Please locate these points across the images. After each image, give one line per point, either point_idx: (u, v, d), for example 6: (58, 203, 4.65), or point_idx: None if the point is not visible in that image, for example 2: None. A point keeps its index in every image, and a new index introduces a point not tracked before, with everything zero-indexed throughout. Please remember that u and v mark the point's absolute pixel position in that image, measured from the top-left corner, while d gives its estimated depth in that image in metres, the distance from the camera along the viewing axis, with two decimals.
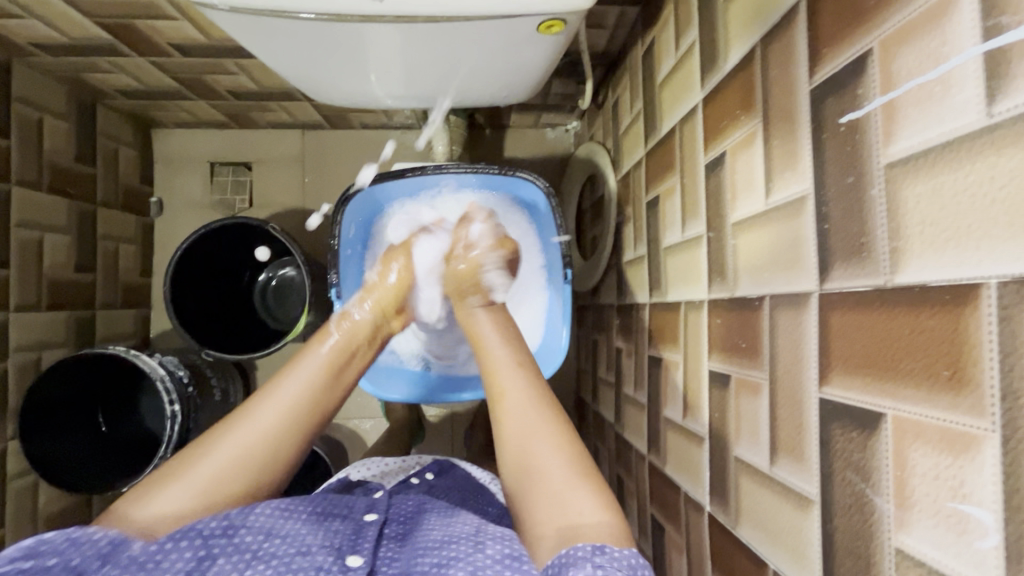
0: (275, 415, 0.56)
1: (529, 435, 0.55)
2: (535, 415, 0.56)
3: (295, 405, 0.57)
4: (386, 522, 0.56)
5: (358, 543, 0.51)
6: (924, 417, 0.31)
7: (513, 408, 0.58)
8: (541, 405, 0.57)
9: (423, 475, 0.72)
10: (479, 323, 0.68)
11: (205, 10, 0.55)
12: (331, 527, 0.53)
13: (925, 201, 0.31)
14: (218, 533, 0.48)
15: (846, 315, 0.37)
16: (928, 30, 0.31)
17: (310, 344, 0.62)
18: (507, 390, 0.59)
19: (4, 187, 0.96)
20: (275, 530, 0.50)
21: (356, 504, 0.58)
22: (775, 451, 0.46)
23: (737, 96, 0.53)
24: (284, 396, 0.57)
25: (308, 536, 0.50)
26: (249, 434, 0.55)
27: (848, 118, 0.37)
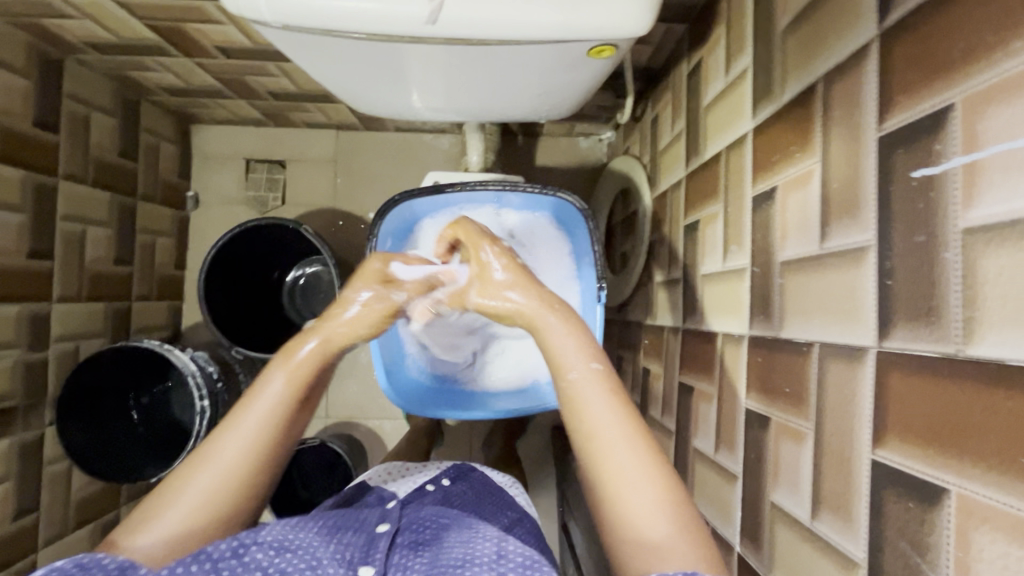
0: (235, 452, 0.52)
1: (613, 456, 0.47)
2: (618, 426, 0.49)
3: (258, 436, 0.53)
4: (398, 531, 0.57)
5: (371, 553, 0.53)
6: (994, 501, 0.29)
7: (599, 414, 0.50)
8: (621, 406, 0.50)
9: (439, 482, 0.70)
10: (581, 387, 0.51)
11: (257, 27, 0.55)
12: (343, 540, 0.54)
13: (1004, 274, 0.30)
14: (230, 556, 0.47)
15: (906, 378, 0.36)
16: (1021, 94, 0.29)
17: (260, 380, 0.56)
18: (595, 422, 0.49)
19: (51, 181, 0.99)
20: (286, 545, 0.50)
21: (369, 516, 0.60)
22: (817, 504, 0.45)
23: (793, 130, 0.51)
24: (243, 427, 0.53)
25: (318, 550, 0.51)
26: (219, 468, 0.51)
27: (923, 173, 0.35)
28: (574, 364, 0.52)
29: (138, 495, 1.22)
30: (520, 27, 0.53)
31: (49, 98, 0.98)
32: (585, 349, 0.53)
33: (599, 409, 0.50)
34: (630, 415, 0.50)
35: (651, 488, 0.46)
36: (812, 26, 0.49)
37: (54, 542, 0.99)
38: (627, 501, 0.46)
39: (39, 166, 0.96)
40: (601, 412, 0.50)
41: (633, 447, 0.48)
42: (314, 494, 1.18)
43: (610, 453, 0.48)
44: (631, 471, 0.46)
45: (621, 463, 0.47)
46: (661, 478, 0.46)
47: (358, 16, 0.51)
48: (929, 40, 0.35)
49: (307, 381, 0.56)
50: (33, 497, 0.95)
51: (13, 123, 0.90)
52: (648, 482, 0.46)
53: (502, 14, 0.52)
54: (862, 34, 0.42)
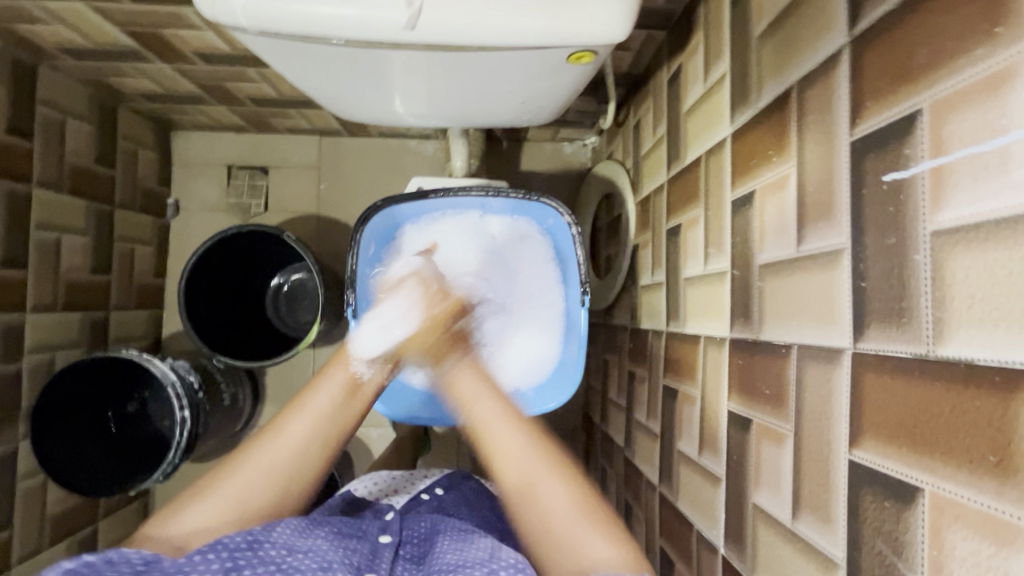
0: (301, 431, 0.56)
1: (531, 479, 0.51)
2: (523, 444, 0.53)
3: (323, 420, 0.57)
4: (399, 544, 0.57)
5: (376, 563, 0.52)
6: (965, 498, 0.30)
7: (501, 434, 0.54)
8: (519, 426, 0.55)
9: (433, 491, 0.69)
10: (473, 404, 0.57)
11: (234, 32, 0.55)
12: (350, 547, 0.53)
13: (971, 275, 0.30)
14: (244, 547, 0.46)
15: (879, 379, 0.36)
16: (985, 99, 0.30)
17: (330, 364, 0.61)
18: (498, 443, 0.54)
19: (25, 188, 0.97)
20: (297, 546, 0.48)
21: (370, 527, 0.59)
22: (797, 505, 0.45)
23: (769, 135, 0.52)
24: (310, 412, 0.57)
25: (329, 551, 0.49)
26: (282, 445, 0.55)
27: (893, 177, 0.36)
28: (475, 396, 0.58)
29: (117, 509, 1.20)
30: (499, 33, 0.53)
31: (21, 104, 0.96)
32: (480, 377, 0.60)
33: (502, 432, 0.54)
34: (536, 434, 0.54)
35: (563, 496, 0.50)
36: (786, 33, 0.50)
37: (28, 559, 0.96)
38: (560, 531, 0.48)
39: (11, 172, 0.94)
40: (500, 430, 0.54)
41: (552, 475, 0.51)
42: None
43: (517, 468, 0.52)
44: (544, 480, 0.51)
45: (545, 491, 0.50)
46: (575, 491, 0.50)
47: (337, 21, 0.51)
48: (896, 48, 0.36)
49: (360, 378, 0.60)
50: (5, 513, 0.92)
51: None
52: (560, 488, 0.50)
53: (482, 20, 0.52)
54: (834, 41, 0.43)
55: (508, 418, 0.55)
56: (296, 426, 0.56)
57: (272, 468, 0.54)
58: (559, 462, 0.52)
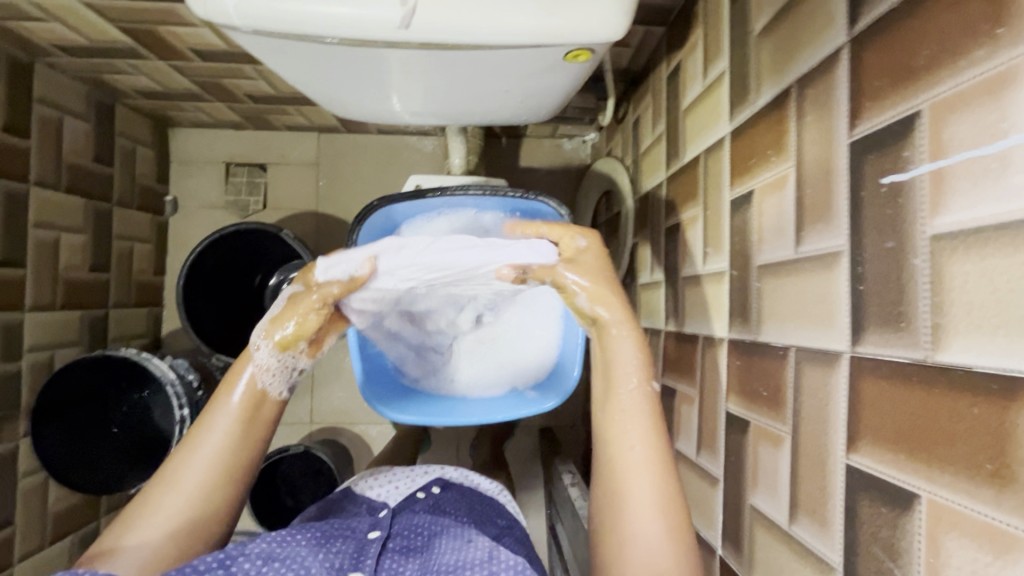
0: (197, 477, 0.54)
1: (642, 499, 0.50)
2: (643, 454, 0.52)
3: (219, 461, 0.55)
4: (388, 538, 0.58)
5: (361, 560, 0.53)
6: (962, 507, 0.30)
7: (626, 436, 0.53)
8: (654, 438, 0.53)
9: (429, 489, 0.68)
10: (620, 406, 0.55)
11: (227, 32, 0.54)
12: (333, 546, 0.54)
13: (970, 280, 0.30)
14: (215, 566, 0.45)
15: (878, 384, 0.36)
16: (986, 101, 0.29)
17: (219, 395, 0.58)
18: (624, 446, 0.53)
19: (22, 187, 0.97)
20: (275, 555, 0.48)
21: (360, 524, 0.59)
22: (794, 508, 0.45)
23: (769, 134, 0.51)
24: (202, 457, 0.55)
25: (308, 557, 0.50)
26: (182, 492, 0.53)
27: (892, 180, 0.36)
28: (626, 379, 0.56)
29: (118, 506, 1.20)
30: (495, 31, 0.52)
31: (17, 102, 0.95)
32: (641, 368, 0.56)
33: (631, 433, 0.53)
34: (664, 477, 0.51)
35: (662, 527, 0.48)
36: (785, 31, 0.50)
37: (30, 556, 0.97)
38: (631, 550, 0.48)
39: (8, 171, 0.93)
40: (627, 424, 0.54)
41: (658, 495, 0.50)
42: (298, 502, 1.17)
43: (634, 482, 0.51)
44: (642, 505, 0.50)
45: (631, 499, 0.50)
46: (669, 515, 0.49)
47: (331, 20, 0.51)
48: (895, 48, 0.36)
49: (253, 402, 0.58)
50: (6, 511, 0.92)
51: None
52: (657, 518, 0.49)
53: (478, 18, 0.51)
54: (833, 40, 0.42)
55: (644, 431, 0.53)
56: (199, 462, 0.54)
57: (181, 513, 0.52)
58: (671, 488, 0.51)
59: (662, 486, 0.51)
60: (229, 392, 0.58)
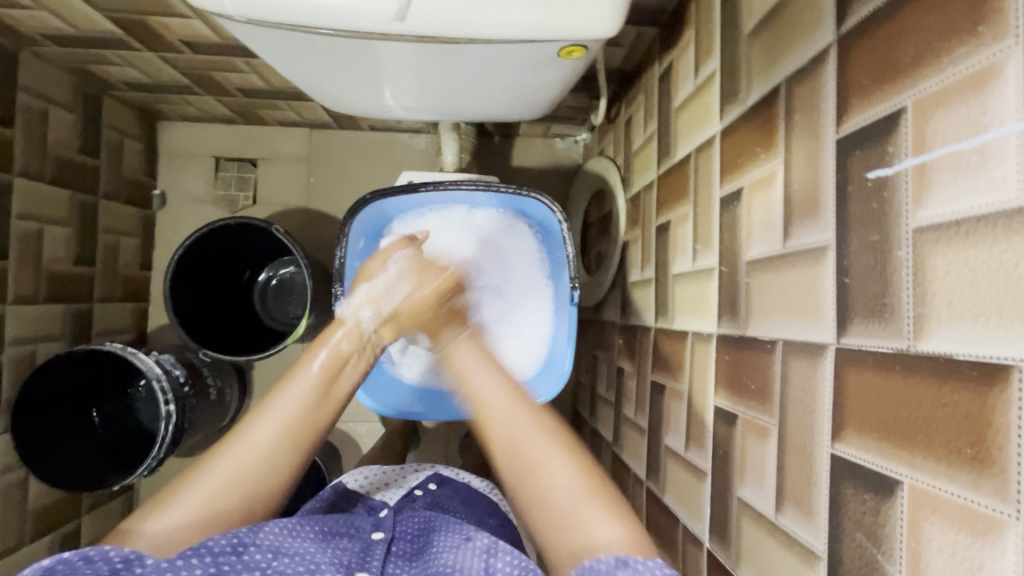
0: (269, 433, 0.53)
1: (520, 441, 0.51)
2: (530, 428, 0.52)
3: (292, 422, 0.54)
4: (392, 540, 0.57)
5: (367, 560, 0.53)
6: (942, 492, 0.30)
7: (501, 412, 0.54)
8: (517, 399, 0.54)
9: (426, 487, 0.69)
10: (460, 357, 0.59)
11: (220, 21, 0.54)
12: (340, 546, 0.53)
13: (951, 272, 0.31)
14: (228, 551, 0.46)
15: (862, 374, 0.37)
16: (967, 97, 0.30)
17: (302, 360, 0.58)
18: (496, 415, 0.54)
19: (5, 177, 0.95)
20: (284, 549, 0.49)
21: (363, 523, 0.59)
22: (781, 499, 0.46)
23: (758, 132, 0.52)
24: (276, 414, 0.54)
25: (316, 554, 0.50)
26: (251, 447, 0.52)
27: (877, 174, 0.37)
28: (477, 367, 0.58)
29: (100, 504, 1.18)
30: (489, 26, 0.52)
31: (2, 92, 0.94)
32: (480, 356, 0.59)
33: (497, 405, 0.54)
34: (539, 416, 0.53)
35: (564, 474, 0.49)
36: (775, 31, 0.51)
37: (9, 554, 0.95)
38: (553, 503, 0.48)
39: None
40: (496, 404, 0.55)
41: (557, 455, 0.50)
42: None
43: (505, 430, 0.52)
44: (547, 464, 0.50)
45: (536, 449, 0.51)
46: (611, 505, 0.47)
47: (325, 11, 0.51)
48: (881, 46, 0.37)
49: (330, 372, 0.58)
50: None
51: None
52: (562, 469, 0.49)
53: (472, 12, 0.52)
54: (822, 39, 0.43)
55: (508, 395, 0.55)
56: (281, 406, 0.54)
57: (245, 469, 0.51)
58: (563, 444, 0.51)
59: (538, 420, 0.53)
60: (308, 361, 0.58)
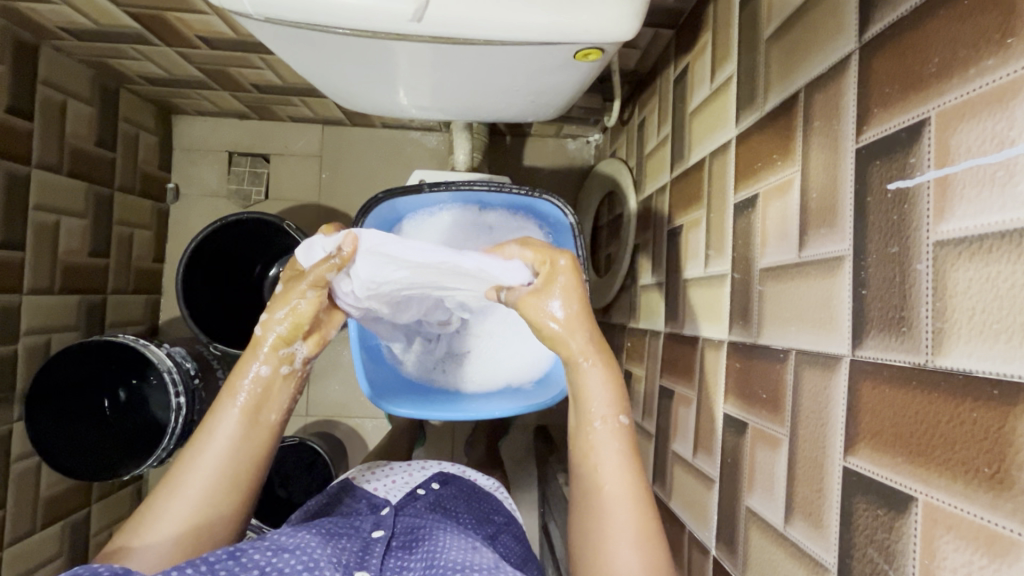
0: (204, 484, 0.52)
1: (607, 473, 0.54)
2: (619, 464, 0.54)
3: (225, 467, 0.54)
4: (392, 536, 0.57)
5: (366, 559, 0.51)
6: (958, 510, 0.30)
7: (607, 460, 0.54)
8: (631, 465, 0.54)
9: (429, 485, 0.68)
10: (588, 379, 0.58)
11: (239, 19, 0.54)
12: (340, 544, 0.52)
13: (973, 286, 0.30)
14: (226, 558, 0.43)
15: (878, 388, 0.36)
16: (994, 109, 0.30)
17: (221, 400, 0.57)
18: (605, 477, 0.54)
19: (24, 168, 0.96)
20: (284, 546, 0.46)
21: (363, 523, 0.58)
22: (790, 510, 0.45)
23: (774, 138, 0.52)
24: (204, 468, 0.53)
25: (316, 549, 0.48)
26: (188, 499, 0.51)
27: (898, 186, 0.36)
28: (595, 415, 0.57)
29: (110, 493, 1.20)
30: (506, 28, 0.52)
31: (23, 84, 0.95)
32: (612, 401, 0.57)
33: (603, 441, 0.55)
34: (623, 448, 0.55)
35: (630, 520, 0.51)
36: (794, 37, 0.50)
37: (21, 540, 0.96)
38: (611, 553, 0.50)
39: (11, 154, 0.93)
40: (604, 441, 0.55)
41: (626, 485, 0.53)
42: (291, 494, 1.17)
43: (609, 476, 0.54)
44: (619, 502, 0.52)
45: (610, 492, 0.53)
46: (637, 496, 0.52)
47: (343, 11, 0.51)
48: (904, 56, 0.36)
49: (256, 401, 0.57)
50: None
51: None
52: (627, 511, 0.52)
53: (489, 14, 0.51)
54: (843, 46, 0.43)
55: (621, 450, 0.55)
56: (210, 454, 0.54)
57: (188, 520, 0.51)
58: (639, 490, 0.53)
59: (627, 457, 0.55)
60: (230, 398, 0.57)
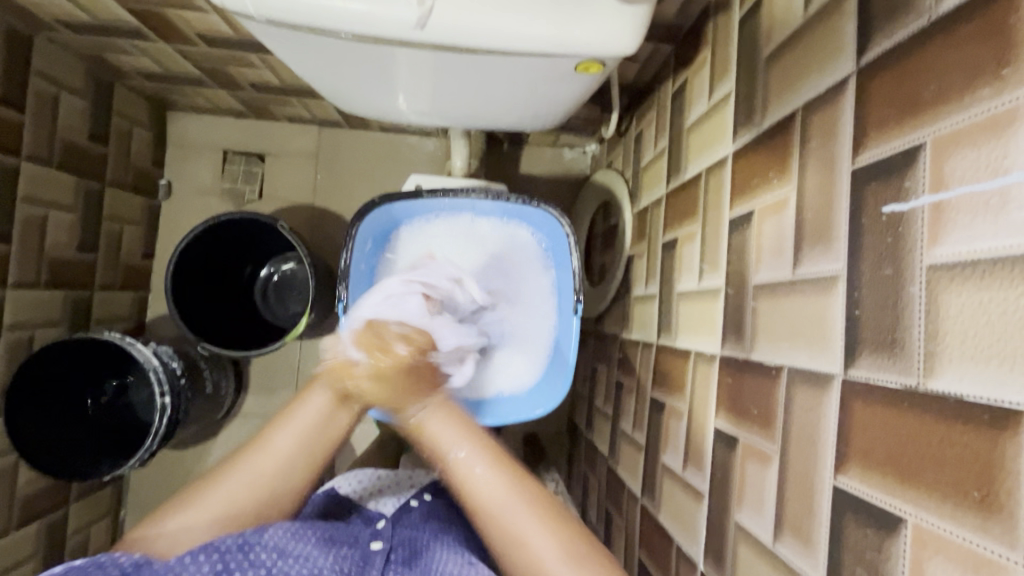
0: (271, 468, 0.55)
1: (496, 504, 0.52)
2: (501, 487, 0.53)
3: (295, 456, 0.56)
4: (391, 548, 0.55)
5: (364, 569, 0.51)
6: (947, 532, 0.30)
7: (476, 473, 0.54)
8: (499, 466, 0.55)
9: (422, 498, 0.67)
10: (432, 424, 0.57)
11: (240, 19, 0.54)
12: (339, 552, 0.52)
13: (964, 310, 0.31)
14: (235, 549, 0.47)
15: (870, 408, 0.37)
16: (988, 137, 0.30)
17: (308, 391, 0.59)
18: (483, 498, 0.53)
19: (12, 160, 0.95)
20: (288, 550, 0.49)
21: (362, 531, 0.58)
22: (779, 527, 0.46)
23: (771, 157, 0.52)
24: (260, 467, 0.55)
25: (317, 560, 0.50)
26: (250, 478, 0.54)
27: (892, 209, 0.36)
28: (452, 446, 0.56)
29: (89, 493, 1.17)
30: (508, 38, 0.52)
31: (15, 74, 0.94)
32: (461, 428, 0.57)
33: (481, 482, 0.54)
34: (499, 462, 0.55)
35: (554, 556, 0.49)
36: (793, 58, 0.51)
37: None
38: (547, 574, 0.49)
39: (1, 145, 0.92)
40: (471, 458, 0.55)
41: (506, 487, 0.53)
42: None
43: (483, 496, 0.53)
44: (505, 503, 0.52)
45: (512, 518, 0.52)
46: None
47: (345, 15, 0.50)
48: (900, 82, 0.37)
49: (340, 402, 0.58)
50: None
51: None
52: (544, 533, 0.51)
53: (491, 24, 0.52)
54: (841, 69, 0.43)
55: (495, 467, 0.55)
56: (287, 436, 0.57)
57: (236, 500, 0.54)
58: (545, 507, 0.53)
59: (516, 481, 0.54)
60: (313, 391, 0.59)
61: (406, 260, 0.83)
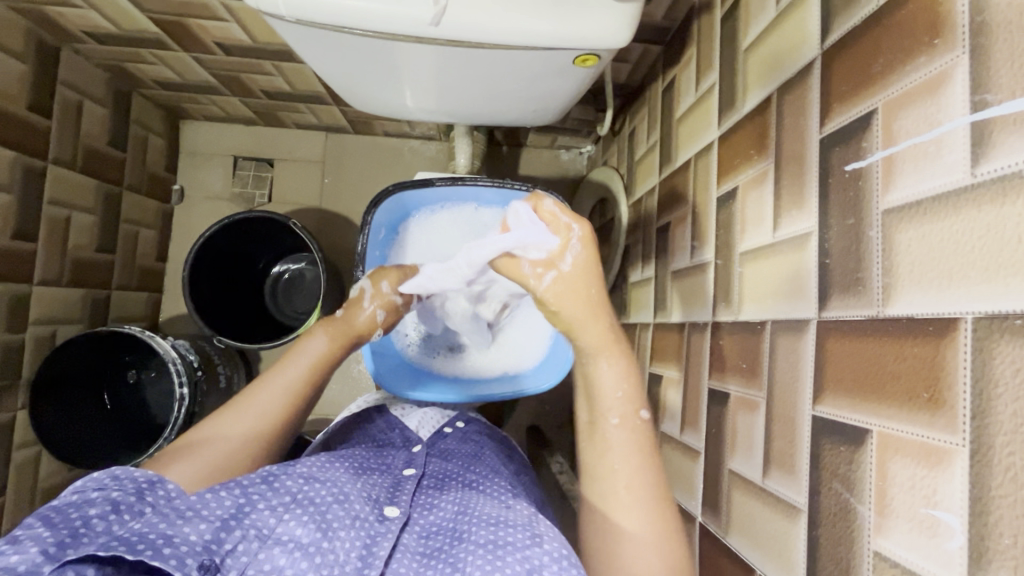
0: (270, 404, 0.61)
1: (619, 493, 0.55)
2: (630, 469, 0.56)
3: (290, 394, 0.62)
4: (421, 475, 0.60)
5: (396, 494, 0.55)
6: (905, 433, 0.35)
7: (614, 450, 0.57)
8: (641, 457, 0.57)
9: (454, 426, 0.71)
10: (602, 376, 0.60)
11: (270, 20, 0.60)
12: (370, 480, 0.55)
13: (912, 243, 0.36)
14: (259, 481, 0.48)
15: (839, 340, 0.42)
16: (925, 98, 0.36)
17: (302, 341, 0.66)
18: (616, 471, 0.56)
19: (40, 163, 1.00)
20: (315, 476, 0.51)
21: (396, 460, 0.62)
22: (767, 465, 0.50)
23: (751, 137, 0.58)
24: (261, 405, 0.60)
25: (346, 484, 0.52)
26: (253, 416, 0.59)
27: (854, 167, 0.42)
28: (612, 411, 0.59)
29: None
30: (514, 33, 0.58)
31: (44, 82, 0.99)
32: (631, 399, 0.59)
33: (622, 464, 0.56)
34: (645, 457, 0.57)
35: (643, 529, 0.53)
36: (767, 47, 0.57)
37: None
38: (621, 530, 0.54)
39: (30, 149, 0.97)
40: (620, 442, 0.58)
41: (637, 468, 0.56)
42: None
43: (621, 478, 0.56)
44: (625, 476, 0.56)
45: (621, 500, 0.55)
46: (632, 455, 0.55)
47: (366, 14, 0.56)
48: (855, 59, 0.43)
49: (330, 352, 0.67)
50: None
51: (6, 105, 0.92)
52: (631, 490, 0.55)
53: (498, 20, 0.57)
54: (809, 53, 0.49)
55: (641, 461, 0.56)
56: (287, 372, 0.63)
57: (241, 433, 0.58)
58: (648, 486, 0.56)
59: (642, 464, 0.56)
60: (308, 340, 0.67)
61: (419, 252, 0.89)
